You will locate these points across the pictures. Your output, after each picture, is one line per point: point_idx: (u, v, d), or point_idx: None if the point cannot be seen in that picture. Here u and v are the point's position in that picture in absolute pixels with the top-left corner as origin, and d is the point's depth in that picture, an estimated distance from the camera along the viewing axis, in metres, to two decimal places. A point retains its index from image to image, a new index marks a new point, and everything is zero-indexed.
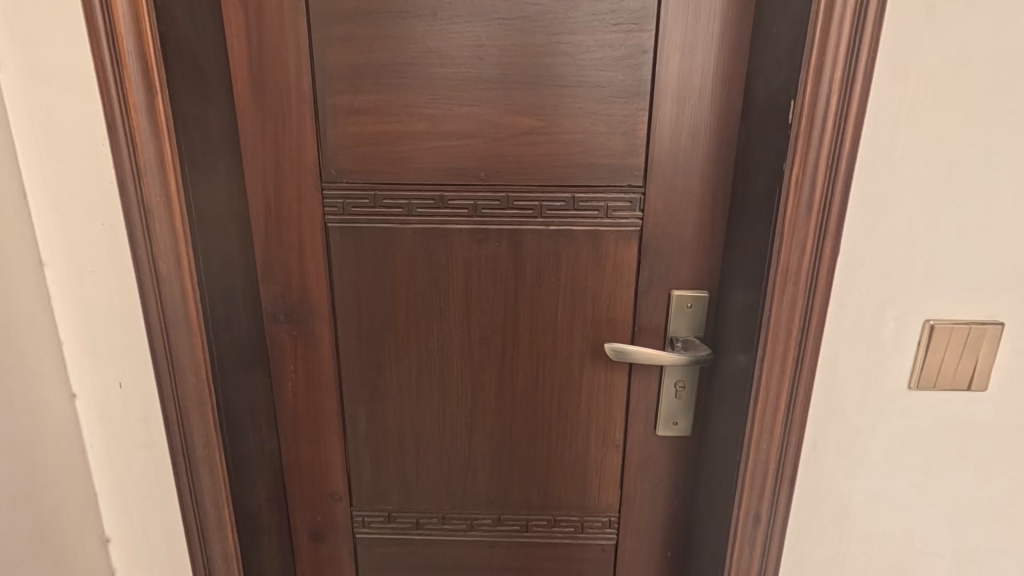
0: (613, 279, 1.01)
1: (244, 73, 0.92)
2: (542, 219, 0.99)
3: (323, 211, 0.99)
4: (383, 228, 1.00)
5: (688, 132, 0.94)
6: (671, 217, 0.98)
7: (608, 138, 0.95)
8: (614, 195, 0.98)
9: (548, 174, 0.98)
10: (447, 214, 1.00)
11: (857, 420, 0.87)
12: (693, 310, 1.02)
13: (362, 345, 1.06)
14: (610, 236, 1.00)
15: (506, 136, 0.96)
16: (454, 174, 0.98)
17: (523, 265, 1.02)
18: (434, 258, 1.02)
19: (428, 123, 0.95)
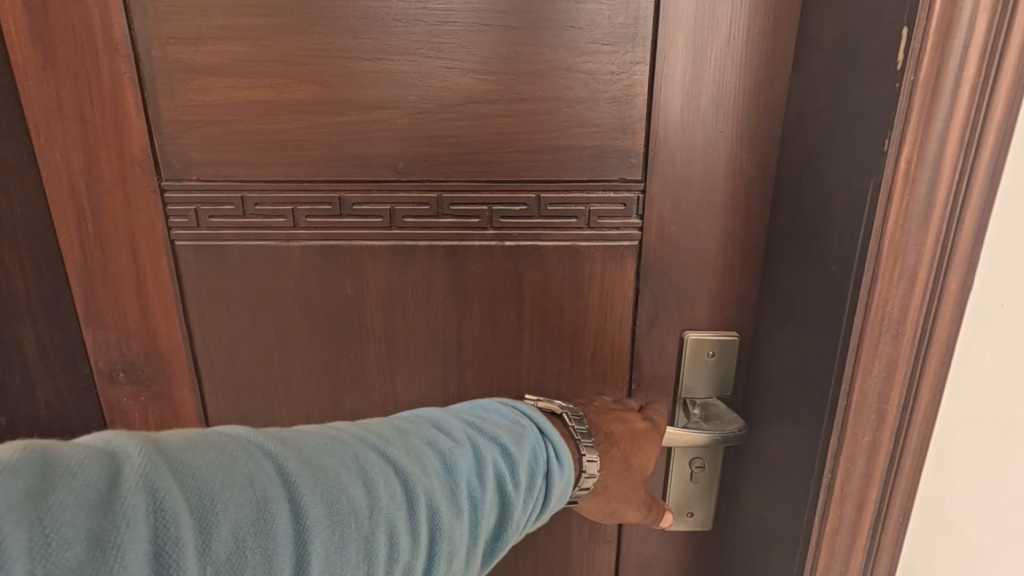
0: (599, 315, 0.70)
1: (17, 9, 0.59)
2: (495, 231, 0.67)
3: (167, 223, 0.67)
4: (259, 248, 0.68)
5: (711, 98, 0.62)
6: (684, 225, 0.66)
7: (589, 108, 0.63)
8: (599, 194, 0.66)
9: (500, 164, 0.65)
10: (351, 225, 0.67)
11: (981, 543, 0.54)
12: (715, 361, 0.70)
13: (244, 413, 0.74)
14: (595, 255, 0.68)
15: (433, 108, 0.63)
16: (358, 166, 0.65)
17: (468, 299, 0.70)
18: (336, 289, 0.69)
19: (313, 87, 0.62)
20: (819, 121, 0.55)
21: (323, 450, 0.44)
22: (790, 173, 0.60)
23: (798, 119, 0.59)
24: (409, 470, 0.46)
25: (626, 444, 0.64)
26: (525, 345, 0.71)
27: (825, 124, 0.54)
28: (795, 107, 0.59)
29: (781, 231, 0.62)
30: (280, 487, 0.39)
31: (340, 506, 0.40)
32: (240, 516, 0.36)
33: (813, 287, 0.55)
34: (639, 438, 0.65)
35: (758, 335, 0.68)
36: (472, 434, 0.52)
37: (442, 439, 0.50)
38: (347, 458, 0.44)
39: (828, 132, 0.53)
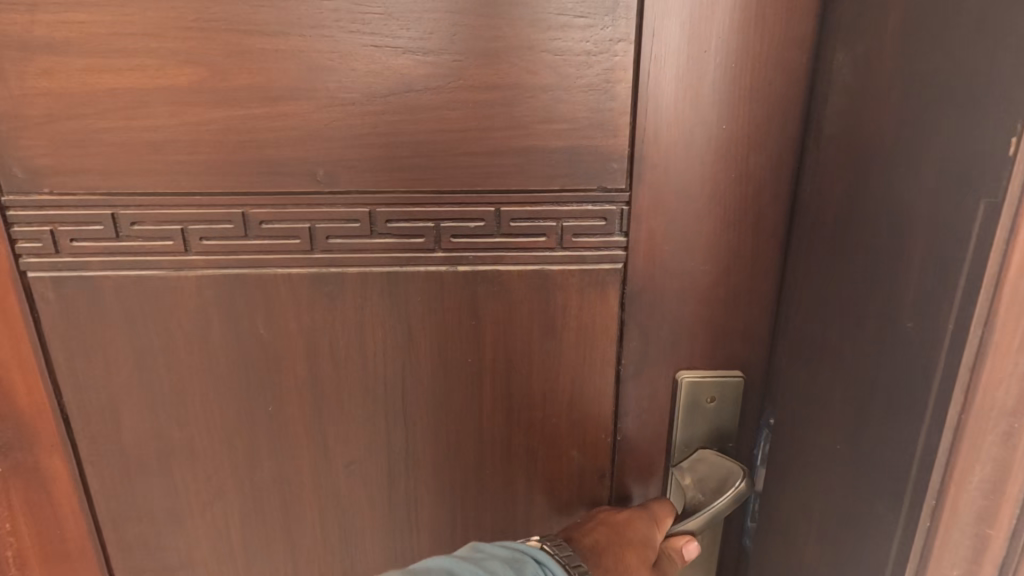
0: (577, 354, 0.57)
1: None
2: (445, 253, 0.54)
3: (15, 250, 0.51)
4: (140, 279, 0.52)
5: (716, 86, 0.49)
6: (679, 245, 0.53)
7: (560, 98, 0.49)
8: (575, 207, 0.53)
9: (447, 170, 0.51)
10: (261, 247, 0.53)
11: None
12: (717, 405, 0.58)
13: (136, 483, 0.59)
14: (570, 282, 0.55)
15: (358, 98, 0.49)
16: (264, 174, 0.50)
17: (416, 337, 0.56)
18: (246, 329, 0.55)
19: (197, 71, 0.47)
20: (889, 103, 0.39)
21: None
22: (837, 173, 0.45)
23: (848, 105, 0.44)
24: None
25: (611, 544, 0.53)
26: (488, 391, 0.58)
27: (898, 108, 0.38)
28: (842, 90, 0.45)
29: (824, 248, 0.47)
30: None
31: None
32: None
33: (869, 329, 0.41)
34: (627, 533, 0.54)
35: (788, 377, 0.53)
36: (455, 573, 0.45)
37: None
38: None
39: (896, 121, 0.38)
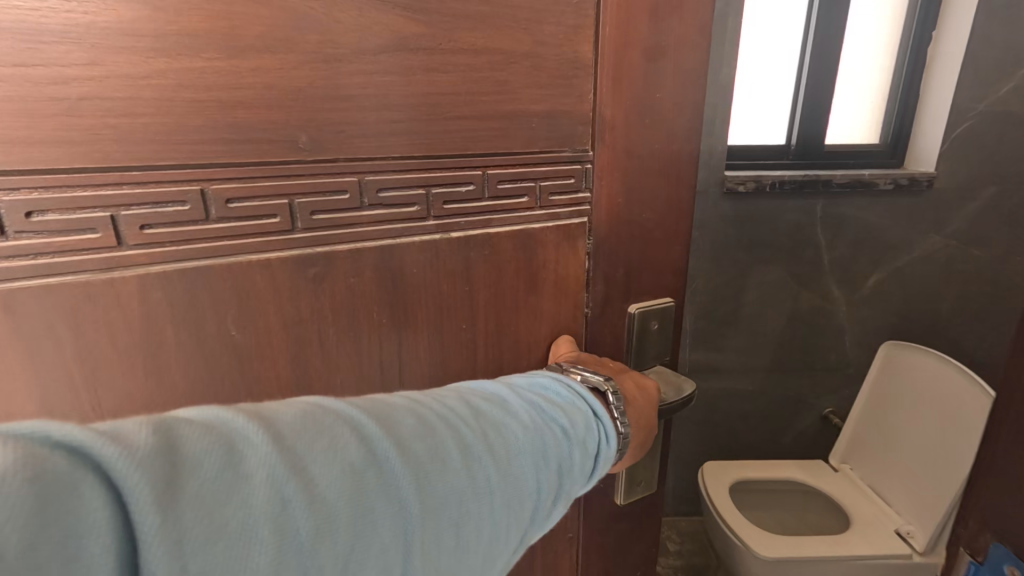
0: (556, 303, 0.62)
1: None
2: (438, 222, 0.53)
3: None
4: (47, 291, 0.39)
5: (656, 60, 0.57)
6: (629, 195, 0.62)
7: (537, 66, 0.52)
8: (549, 166, 0.57)
9: (438, 134, 0.50)
10: (223, 229, 0.43)
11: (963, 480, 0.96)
12: (659, 331, 0.69)
13: None
14: (548, 237, 0.59)
15: (346, 53, 0.43)
16: (229, 139, 0.42)
17: (412, 312, 0.53)
18: (243, 325, 0.46)
19: (127, 8, 0.36)
20: None
21: (438, 450, 0.39)
22: None
23: None
24: (488, 459, 0.42)
25: (644, 404, 0.61)
26: (482, 358, 0.59)
27: None
28: None
29: None
30: (394, 490, 0.35)
31: (451, 505, 0.38)
32: (366, 521, 0.33)
33: None
34: (647, 399, 0.62)
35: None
36: (535, 413, 0.48)
37: (512, 420, 0.46)
38: (448, 450, 0.39)
39: None
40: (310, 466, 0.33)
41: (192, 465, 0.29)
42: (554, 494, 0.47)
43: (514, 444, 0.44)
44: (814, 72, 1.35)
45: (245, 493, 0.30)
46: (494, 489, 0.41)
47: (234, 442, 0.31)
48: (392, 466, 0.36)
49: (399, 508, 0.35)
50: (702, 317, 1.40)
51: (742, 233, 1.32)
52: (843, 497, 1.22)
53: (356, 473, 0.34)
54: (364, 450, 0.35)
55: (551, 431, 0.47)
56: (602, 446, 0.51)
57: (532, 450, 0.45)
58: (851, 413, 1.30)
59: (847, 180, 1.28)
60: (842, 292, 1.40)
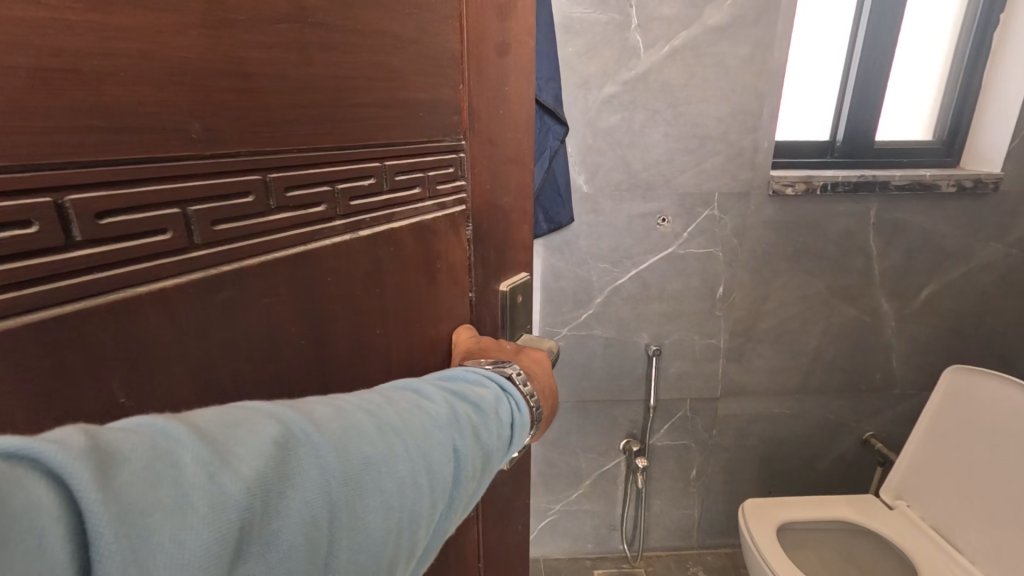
0: (447, 299, 0.44)
1: None
2: (346, 221, 0.34)
3: None
4: None
5: (501, 56, 0.44)
6: (492, 185, 0.47)
7: (421, 54, 0.36)
8: (435, 160, 0.40)
9: (343, 116, 0.31)
10: (94, 258, 0.22)
11: None
12: (524, 304, 0.55)
13: None
14: (441, 229, 0.42)
15: (238, 19, 0.25)
16: (93, 124, 0.21)
17: (330, 333, 0.33)
18: (151, 392, 0.24)
19: None
20: None
21: (384, 428, 0.28)
22: None
23: None
24: (444, 439, 0.31)
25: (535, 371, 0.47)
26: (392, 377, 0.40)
27: None
28: None
29: None
30: (343, 479, 0.25)
31: (414, 492, 0.28)
32: (312, 512, 0.23)
33: None
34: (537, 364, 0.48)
35: None
36: (457, 394, 0.36)
37: (463, 401, 0.35)
38: (399, 426, 0.29)
39: None
40: (239, 441, 0.22)
41: (120, 445, 0.19)
42: (477, 467, 0.34)
43: (436, 419, 0.32)
44: (868, 70, 1.19)
45: (176, 470, 0.20)
46: (433, 471, 0.30)
47: (164, 425, 0.21)
48: (315, 436, 0.25)
49: (328, 493, 0.24)
50: (738, 333, 1.24)
51: (788, 241, 1.17)
52: (901, 539, 1.08)
53: (297, 457, 0.24)
54: (276, 422, 0.24)
55: (472, 407, 0.36)
56: (512, 418, 0.39)
57: (466, 427, 0.34)
58: (908, 445, 1.18)
59: (906, 181, 1.13)
60: (892, 306, 1.26)
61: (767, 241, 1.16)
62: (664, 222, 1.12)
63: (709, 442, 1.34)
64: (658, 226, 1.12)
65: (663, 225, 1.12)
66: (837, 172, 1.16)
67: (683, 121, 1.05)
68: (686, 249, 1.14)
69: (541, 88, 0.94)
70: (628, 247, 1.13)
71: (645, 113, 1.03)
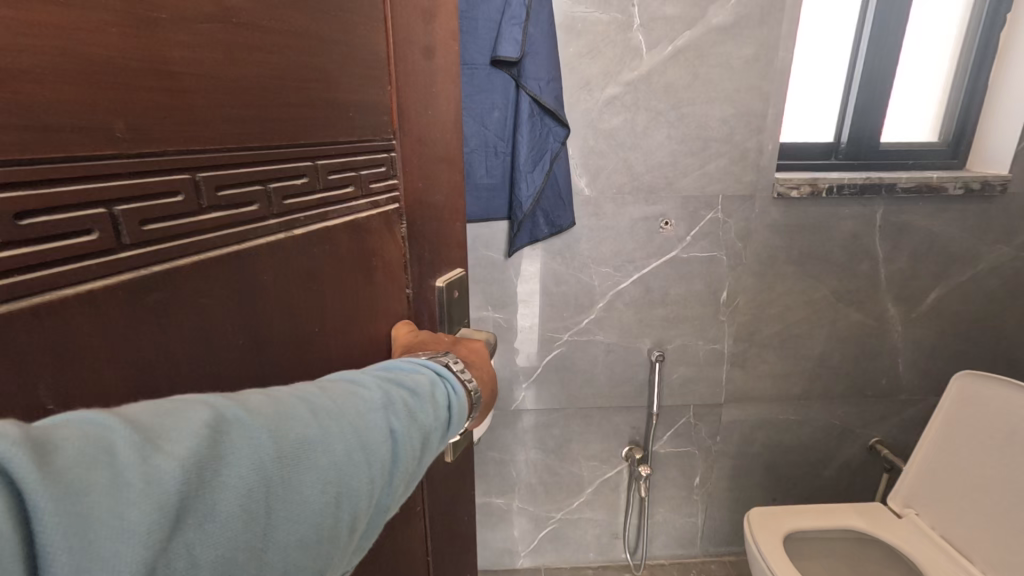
0: (384, 298, 0.43)
1: None
2: (279, 221, 0.32)
3: None
4: None
5: (426, 60, 0.44)
6: (424, 183, 0.46)
7: (350, 57, 0.35)
8: (367, 158, 0.39)
9: (272, 113, 0.30)
10: (17, 259, 0.20)
11: None
12: (461, 299, 0.54)
13: None
14: (376, 229, 0.41)
15: (159, 17, 0.24)
16: (14, 123, 0.19)
17: (267, 335, 0.32)
18: (76, 401, 0.23)
19: None
20: None
21: (319, 411, 0.28)
22: None
23: None
24: (387, 421, 0.31)
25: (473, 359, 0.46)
26: None
27: None
28: None
29: None
30: (275, 462, 0.24)
31: (353, 473, 0.28)
32: (243, 496, 0.23)
33: None
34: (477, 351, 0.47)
35: None
36: (398, 375, 0.35)
37: (404, 382, 0.34)
38: (335, 410, 0.29)
39: None
40: (171, 428, 0.22)
41: (48, 437, 0.19)
42: (422, 450, 0.33)
43: (377, 400, 0.31)
44: (873, 74, 1.17)
45: (107, 454, 0.20)
46: (374, 452, 0.29)
47: (96, 414, 0.21)
48: (246, 419, 0.25)
49: (261, 474, 0.24)
50: (743, 338, 1.22)
51: (793, 244, 1.15)
52: (910, 548, 1.06)
53: (229, 442, 0.23)
54: (205, 408, 0.24)
55: (415, 386, 0.35)
56: (449, 400, 0.37)
57: (410, 408, 0.33)
58: (915, 452, 1.16)
59: (913, 183, 1.11)
60: (898, 310, 1.23)
61: (771, 244, 1.14)
62: (667, 226, 1.10)
63: (713, 449, 1.32)
64: (661, 230, 1.10)
65: (666, 229, 1.10)
66: (842, 175, 1.14)
67: (687, 122, 1.02)
68: (689, 253, 1.12)
69: (541, 90, 0.93)
70: (630, 252, 1.11)
71: (648, 114, 1.01)
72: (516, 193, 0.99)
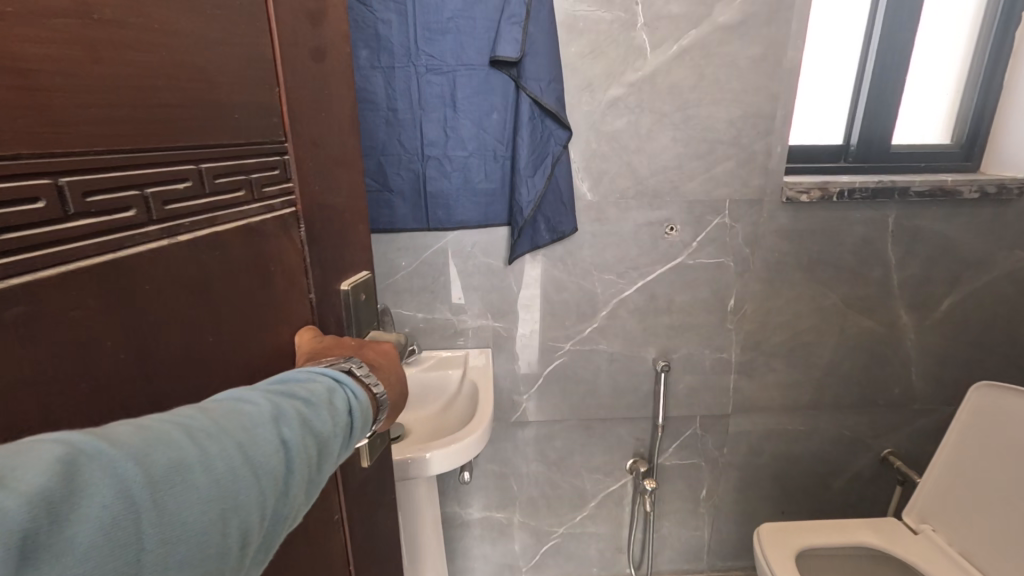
0: (284, 307, 0.39)
1: None
2: (159, 228, 0.29)
3: None
4: None
5: (316, 58, 0.41)
6: (323, 186, 0.43)
7: (235, 57, 0.33)
8: (258, 161, 0.36)
9: (140, 113, 0.28)
10: None
11: None
12: (370, 303, 0.51)
13: None
14: (276, 236, 0.38)
15: (4, 11, 0.22)
16: None
17: (152, 353, 0.29)
18: None
19: None
20: None
21: (194, 430, 0.26)
22: None
23: None
24: (277, 432, 0.29)
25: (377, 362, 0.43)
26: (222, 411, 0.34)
27: None
28: None
29: None
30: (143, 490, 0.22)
31: (239, 491, 0.26)
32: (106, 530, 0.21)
33: None
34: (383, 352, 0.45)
35: None
36: (290, 383, 0.33)
37: (295, 390, 0.32)
38: (215, 428, 0.26)
39: None
40: (17, 465, 0.20)
41: None
42: (318, 458, 0.31)
43: (265, 413, 0.29)
44: (884, 75, 1.14)
45: None
46: (263, 467, 0.27)
47: None
48: (106, 448, 0.22)
49: (126, 504, 0.22)
50: (750, 346, 1.18)
51: (802, 251, 1.11)
52: (928, 566, 1.02)
53: (86, 475, 0.21)
54: (58, 443, 0.21)
55: (310, 394, 0.33)
56: (350, 405, 0.35)
57: (303, 417, 0.31)
58: (930, 464, 1.12)
59: (927, 187, 1.07)
60: (911, 317, 1.19)
61: (779, 251, 1.10)
62: (672, 232, 1.06)
63: (719, 461, 1.28)
64: (665, 236, 1.06)
65: (671, 235, 1.06)
66: (852, 179, 1.10)
67: (693, 124, 0.99)
68: (695, 259, 1.09)
69: (542, 91, 0.89)
70: (634, 258, 1.08)
71: (653, 116, 0.98)
72: (516, 198, 0.96)
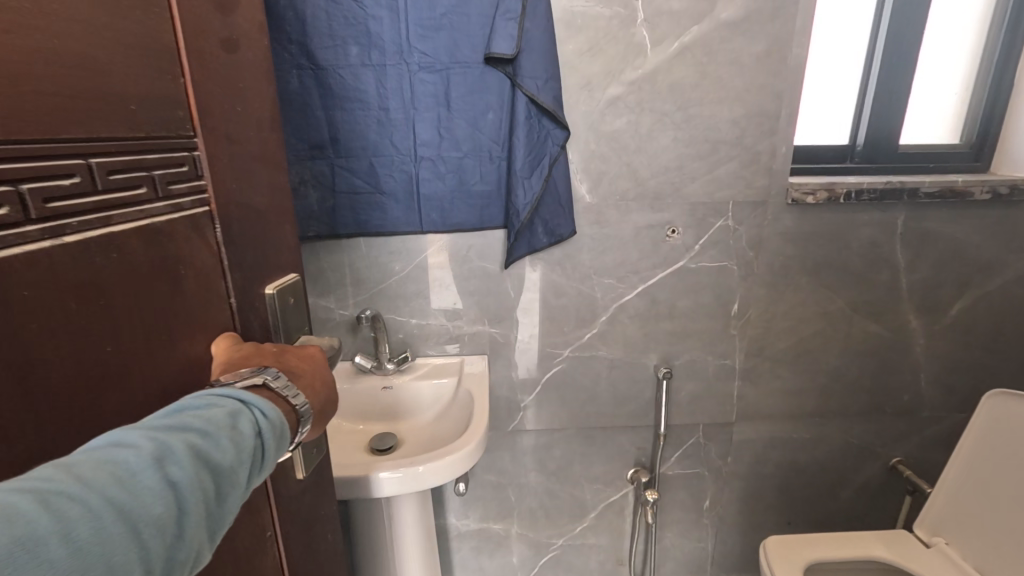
0: (198, 311, 0.39)
1: None
2: (43, 225, 0.28)
3: None
4: None
5: (226, 51, 0.41)
6: (238, 184, 0.42)
7: (127, 45, 0.33)
8: (161, 155, 0.36)
9: (18, 102, 0.27)
10: None
11: None
12: (298, 307, 0.51)
13: None
14: (185, 234, 0.37)
15: None
16: None
17: (35, 362, 0.28)
18: None
19: None
20: None
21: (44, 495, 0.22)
22: None
23: None
24: (156, 480, 0.26)
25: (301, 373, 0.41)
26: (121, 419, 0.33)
27: None
28: None
29: None
30: None
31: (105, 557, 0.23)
32: None
33: None
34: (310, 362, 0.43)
35: None
36: (178, 416, 0.30)
37: (183, 425, 0.29)
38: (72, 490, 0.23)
39: None
40: None
41: None
42: (215, 495, 0.29)
43: (141, 457, 0.26)
44: (892, 73, 1.11)
45: None
46: (138, 524, 0.25)
47: None
48: None
49: None
50: (755, 352, 1.14)
51: (807, 254, 1.08)
52: None
53: None
54: None
55: (201, 425, 0.30)
56: (258, 427, 0.33)
57: (192, 454, 0.28)
58: (943, 472, 1.08)
59: (937, 187, 1.04)
60: (921, 322, 1.16)
61: (784, 254, 1.07)
62: (674, 234, 1.03)
63: (723, 470, 1.24)
64: (667, 238, 1.03)
65: (672, 237, 1.03)
66: (859, 180, 1.07)
67: (694, 124, 0.96)
68: (697, 263, 1.05)
69: (538, 89, 0.86)
70: (634, 261, 1.04)
71: (653, 115, 0.95)
72: (513, 200, 0.92)
